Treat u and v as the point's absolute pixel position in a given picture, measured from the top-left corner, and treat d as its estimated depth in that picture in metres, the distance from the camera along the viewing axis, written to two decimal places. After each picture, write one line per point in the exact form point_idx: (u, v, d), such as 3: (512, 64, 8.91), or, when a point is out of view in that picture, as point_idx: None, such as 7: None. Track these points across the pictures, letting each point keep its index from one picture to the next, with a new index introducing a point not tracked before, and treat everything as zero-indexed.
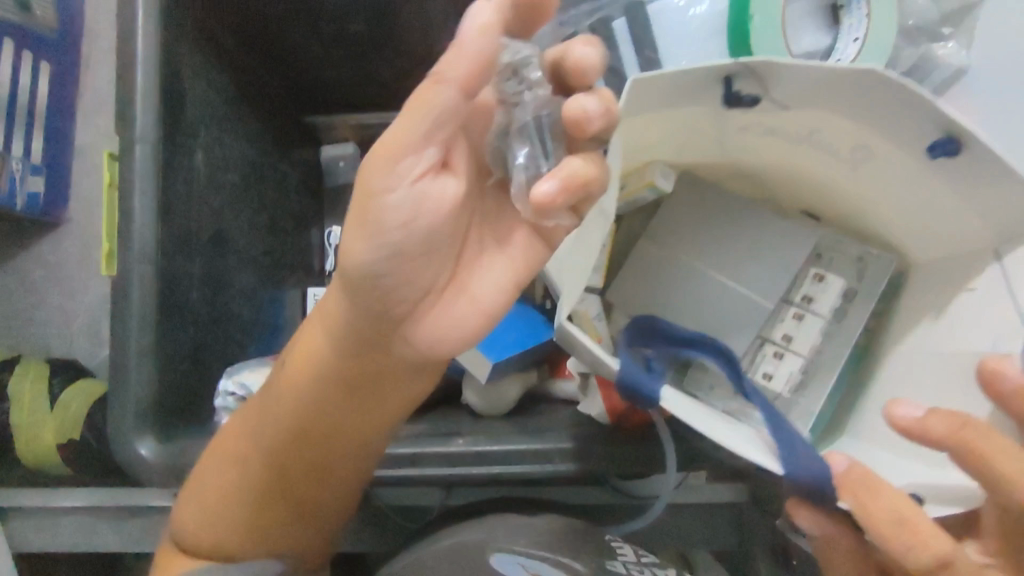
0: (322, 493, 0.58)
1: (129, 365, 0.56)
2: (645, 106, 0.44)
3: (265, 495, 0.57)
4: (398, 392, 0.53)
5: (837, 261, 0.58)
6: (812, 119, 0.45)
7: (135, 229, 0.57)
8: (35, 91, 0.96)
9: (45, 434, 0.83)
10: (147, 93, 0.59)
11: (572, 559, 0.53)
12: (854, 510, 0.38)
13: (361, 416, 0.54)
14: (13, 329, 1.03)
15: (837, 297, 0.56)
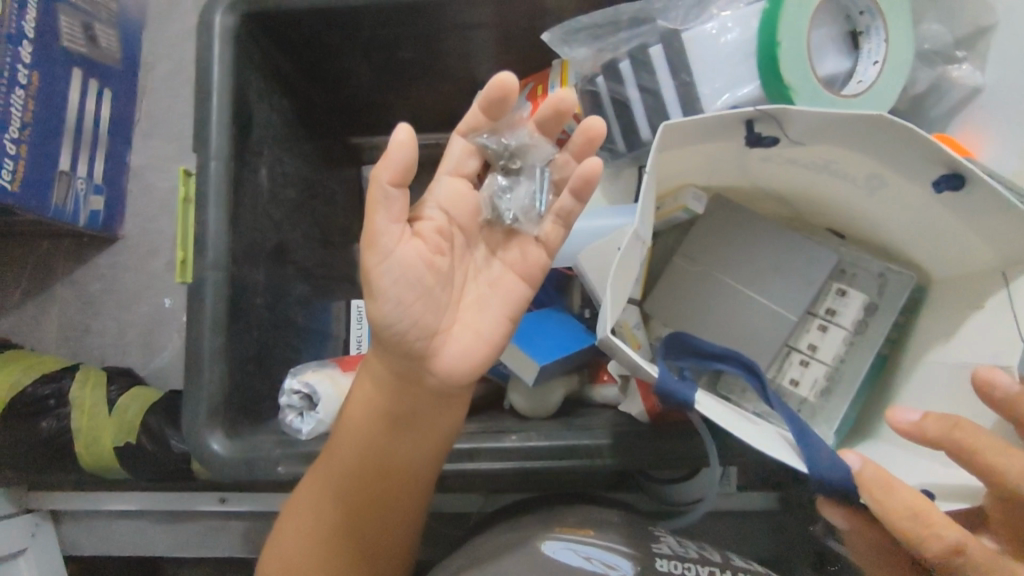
0: (394, 518, 0.60)
1: (204, 363, 0.60)
2: (676, 142, 0.48)
3: (337, 539, 0.58)
4: (437, 427, 0.56)
5: (860, 277, 0.59)
6: (831, 153, 0.48)
7: (210, 238, 0.62)
8: (100, 116, 1.03)
9: (105, 437, 0.88)
10: (221, 115, 0.65)
11: (619, 543, 0.57)
12: (871, 506, 0.41)
13: (407, 450, 0.57)
14: (70, 340, 1.08)
15: (859, 311, 0.57)
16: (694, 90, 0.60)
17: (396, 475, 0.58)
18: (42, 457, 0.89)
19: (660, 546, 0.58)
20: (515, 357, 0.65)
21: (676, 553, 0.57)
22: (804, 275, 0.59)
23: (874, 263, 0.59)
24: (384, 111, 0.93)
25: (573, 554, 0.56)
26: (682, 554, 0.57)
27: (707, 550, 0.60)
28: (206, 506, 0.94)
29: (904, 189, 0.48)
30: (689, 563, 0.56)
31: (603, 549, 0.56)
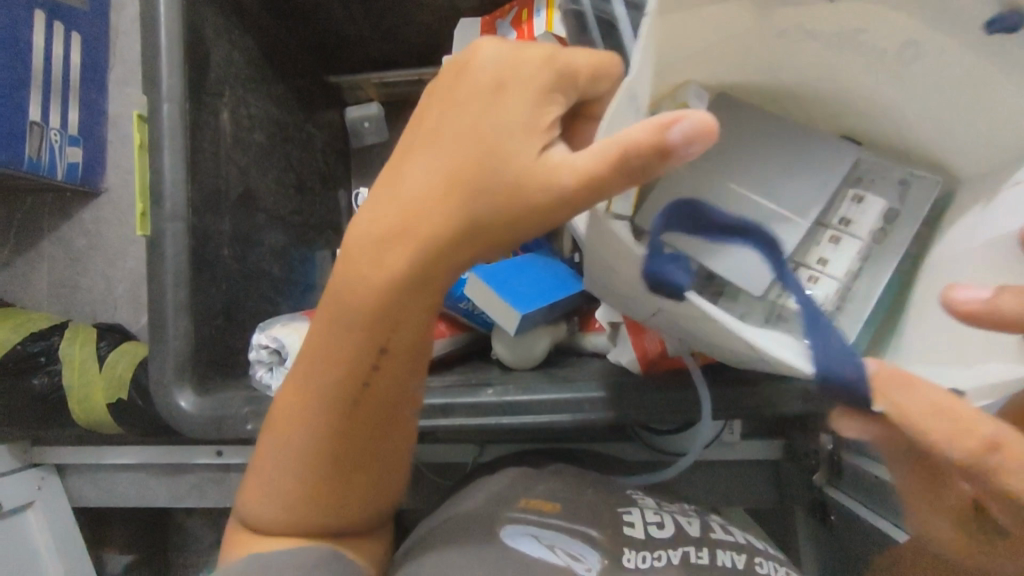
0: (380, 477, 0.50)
1: (168, 319, 0.57)
2: (676, 2, 0.40)
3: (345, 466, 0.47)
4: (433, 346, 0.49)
5: (878, 183, 0.51)
6: (860, 12, 0.42)
7: (167, 187, 0.58)
8: (69, 62, 0.98)
9: (96, 394, 0.87)
10: (172, 52, 0.59)
11: (587, 527, 0.52)
12: (891, 415, 0.32)
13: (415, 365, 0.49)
14: (61, 296, 1.07)
15: (877, 219, 0.49)
16: None
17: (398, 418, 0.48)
18: (36, 413, 0.88)
19: (632, 525, 0.53)
20: (493, 306, 0.61)
21: (649, 538, 0.52)
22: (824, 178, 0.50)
23: (897, 170, 0.51)
24: (364, 44, 0.88)
25: (533, 541, 0.51)
26: (656, 535, 0.52)
27: (686, 521, 0.55)
28: (204, 459, 0.94)
29: (940, 55, 0.42)
30: (661, 550, 0.51)
31: (568, 535, 0.52)
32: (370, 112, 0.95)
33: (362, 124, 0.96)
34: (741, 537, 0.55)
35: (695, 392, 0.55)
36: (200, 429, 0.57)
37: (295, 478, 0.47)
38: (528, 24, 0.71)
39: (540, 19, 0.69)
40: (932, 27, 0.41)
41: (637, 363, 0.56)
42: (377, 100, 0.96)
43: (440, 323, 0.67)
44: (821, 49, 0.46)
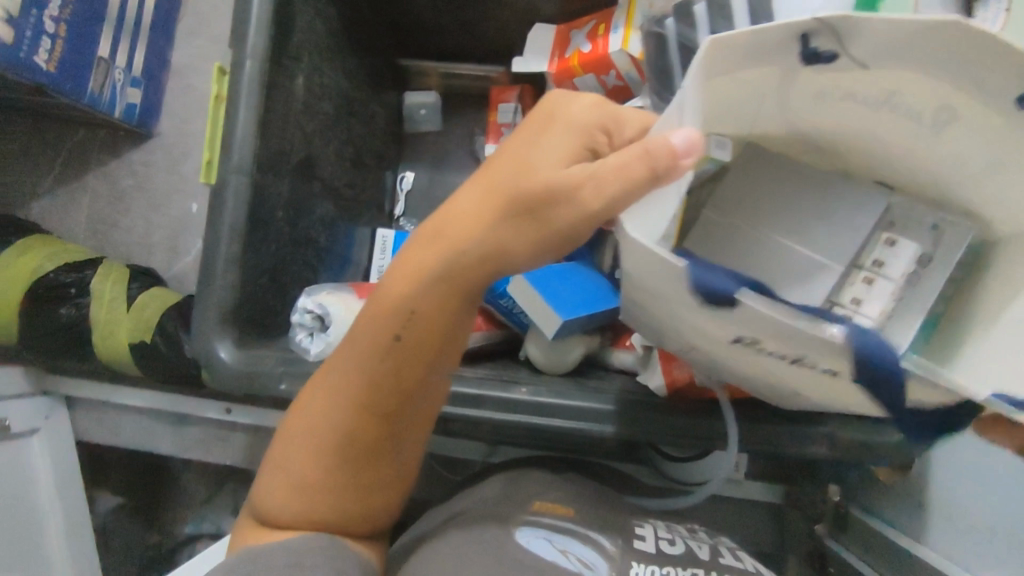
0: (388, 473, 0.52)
1: (218, 269, 0.58)
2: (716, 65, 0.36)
3: (347, 453, 0.49)
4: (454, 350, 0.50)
5: (910, 227, 0.47)
6: (894, 79, 0.36)
7: (238, 141, 0.60)
8: (143, 6, 0.99)
9: (121, 332, 0.88)
10: (264, 12, 0.61)
11: (599, 535, 0.53)
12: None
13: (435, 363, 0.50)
14: (98, 232, 1.08)
15: (910, 264, 0.45)
16: None
17: (414, 413, 0.50)
18: (60, 342, 0.90)
19: (643, 539, 0.53)
20: (537, 309, 0.63)
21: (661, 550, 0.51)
22: (847, 220, 0.47)
23: (928, 214, 0.46)
24: (438, 36, 0.90)
25: (548, 544, 0.51)
26: (667, 550, 0.51)
27: (697, 543, 0.53)
28: (214, 414, 0.95)
29: (981, 122, 0.37)
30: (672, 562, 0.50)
31: (578, 541, 0.52)
32: (427, 100, 0.98)
33: (418, 109, 0.99)
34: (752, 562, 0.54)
35: (721, 422, 0.55)
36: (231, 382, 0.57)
37: (303, 469, 0.49)
38: (604, 39, 0.72)
39: (618, 35, 0.71)
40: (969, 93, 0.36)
41: (663, 386, 0.57)
42: (436, 90, 0.98)
43: None
44: (856, 107, 0.40)
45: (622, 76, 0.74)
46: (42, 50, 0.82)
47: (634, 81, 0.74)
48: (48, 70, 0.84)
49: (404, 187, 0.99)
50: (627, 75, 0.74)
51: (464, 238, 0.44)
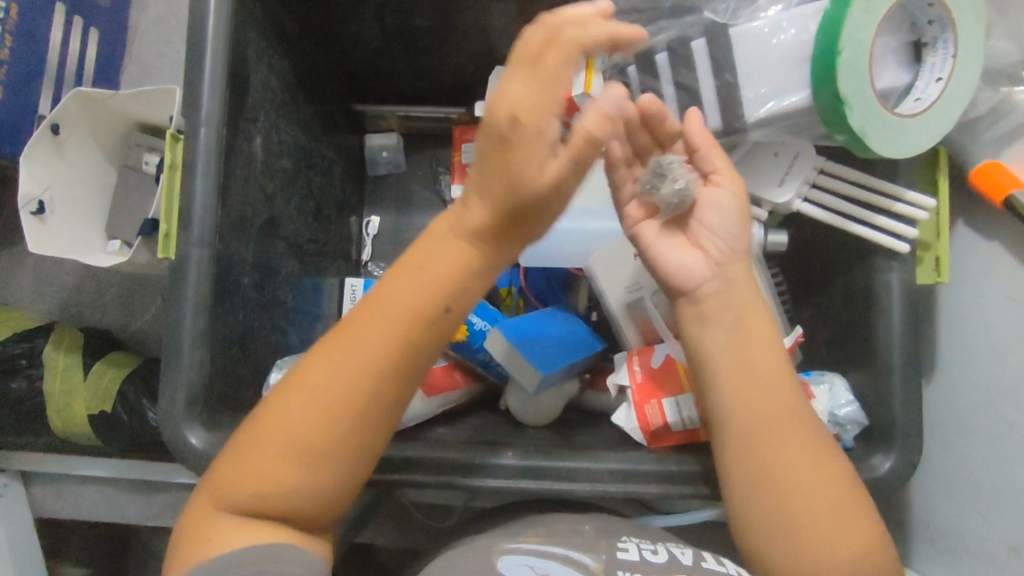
0: (314, 432, 0.45)
1: (184, 349, 0.56)
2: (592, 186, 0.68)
3: (287, 449, 0.45)
4: (428, 288, 0.45)
5: (802, 160, 0.59)
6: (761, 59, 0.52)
7: (197, 213, 0.57)
8: (80, 57, 0.95)
9: (77, 403, 0.85)
10: (214, 78, 0.59)
11: (582, 555, 0.53)
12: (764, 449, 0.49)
13: (412, 314, 0.45)
14: (28, 282, 0.98)
15: (809, 183, 0.59)
16: (738, 93, 0.53)
17: (382, 409, 0.46)
18: (16, 417, 0.86)
19: (626, 551, 0.53)
20: (516, 364, 0.63)
21: (644, 561, 0.51)
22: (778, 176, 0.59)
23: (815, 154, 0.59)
24: (394, 79, 0.86)
25: (528, 571, 0.51)
26: (651, 560, 0.51)
27: (680, 550, 0.53)
28: (184, 478, 0.93)
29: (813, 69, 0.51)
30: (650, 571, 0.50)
31: (563, 561, 0.52)
32: (390, 142, 0.95)
33: (381, 152, 0.96)
34: (732, 566, 0.52)
35: (699, 464, 0.55)
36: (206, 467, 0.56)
37: (265, 460, 0.45)
38: None
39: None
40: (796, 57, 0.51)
41: (640, 432, 0.58)
42: (398, 132, 0.96)
43: (455, 372, 0.67)
44: (758, 57, 0.52)
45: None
46: None
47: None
48: None
49: (371, 232, 0.96)
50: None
51: (423, 297, 0.45)
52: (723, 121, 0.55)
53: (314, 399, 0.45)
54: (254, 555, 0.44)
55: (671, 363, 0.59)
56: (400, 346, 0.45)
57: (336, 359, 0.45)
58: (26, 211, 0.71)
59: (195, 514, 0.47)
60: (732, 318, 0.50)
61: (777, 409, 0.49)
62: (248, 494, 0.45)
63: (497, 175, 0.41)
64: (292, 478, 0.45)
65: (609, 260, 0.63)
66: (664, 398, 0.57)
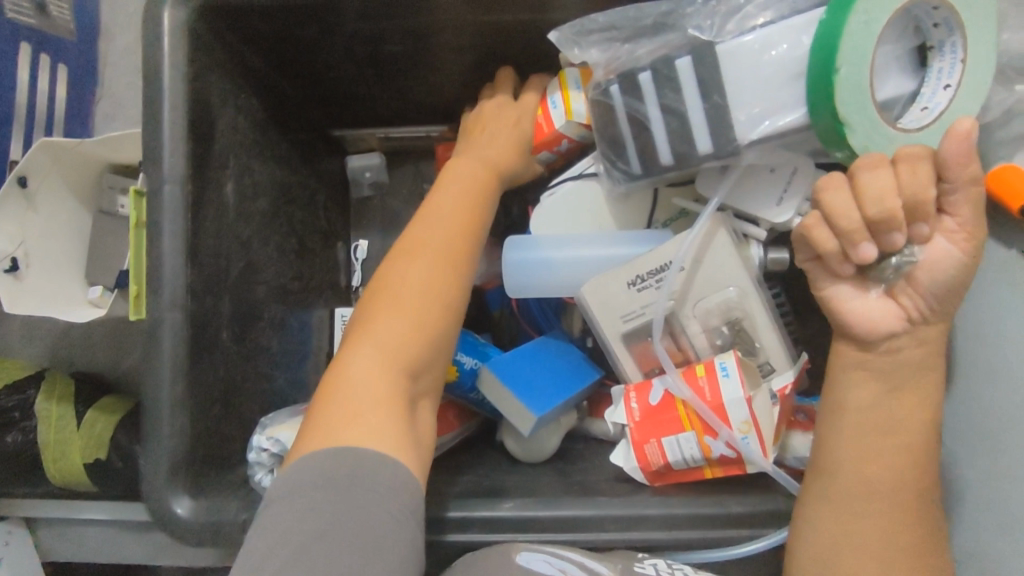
0: (404, 328, 0.51)
1: (162, 416, 0.54)
2: (580, 211, 0.65)
3: (384, 350, 0.49)
4: (462, 203, 0.58)
5: (799, 178, 0.55)
6: (753, 76, 0.48)
7: (167, 272, 0.55)
8: (52, 96, 0.93)
9: (72, 453, 0.83)
10: (175, 128, 0.56)
11: (597, 563, 0.50)
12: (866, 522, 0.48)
13: (455, 223, 0.56)
14: (17, 328, 0.97)
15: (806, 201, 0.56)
16: (727, 115, 0.50)
17: (452, 300, 0.54)
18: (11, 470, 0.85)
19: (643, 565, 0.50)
20: (510, 407, 0.60)
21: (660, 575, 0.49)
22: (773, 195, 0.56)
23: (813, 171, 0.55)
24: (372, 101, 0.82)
25: (546, 564, 0.48)
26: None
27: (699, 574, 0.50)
28: None
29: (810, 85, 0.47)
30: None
31: (579, 564, 0.49)
32: (372, 162, 0.91)
33: (363, 173, 0.91)
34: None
35: (704, 506, 0.52)
36: (194, 537, 0.54)
37: (367, 365, 0.49)
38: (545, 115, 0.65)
39: (558, 108, 0.64)
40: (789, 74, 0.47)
41: (642, 472, 0.56)
42: (379, 151, 0.92)
43: (448, 412, 0.65)
44: (749, 75, 0.48)
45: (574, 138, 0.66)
46: None
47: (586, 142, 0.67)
48: None
49: (360, 256, 0.92)
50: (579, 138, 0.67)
51: (457, 212, 0.57)
52: (714, 144, 0.51)
53: (408, 281, 0.52)
54: (374, 462, 0.43)
55: (669, 399, 0.56)
56: (452, 243, 0.55)
57: (421, 249, 0.54)
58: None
59: (308, 435, 0.46)
60: (892, 383, 0.48)
61: (890, 481, 0.48)
62: (358, 399, 0.47)
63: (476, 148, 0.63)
64: (404, 361, 0.50)
65: (605, 291, 0.60)
66: (664, 436, 0.54)
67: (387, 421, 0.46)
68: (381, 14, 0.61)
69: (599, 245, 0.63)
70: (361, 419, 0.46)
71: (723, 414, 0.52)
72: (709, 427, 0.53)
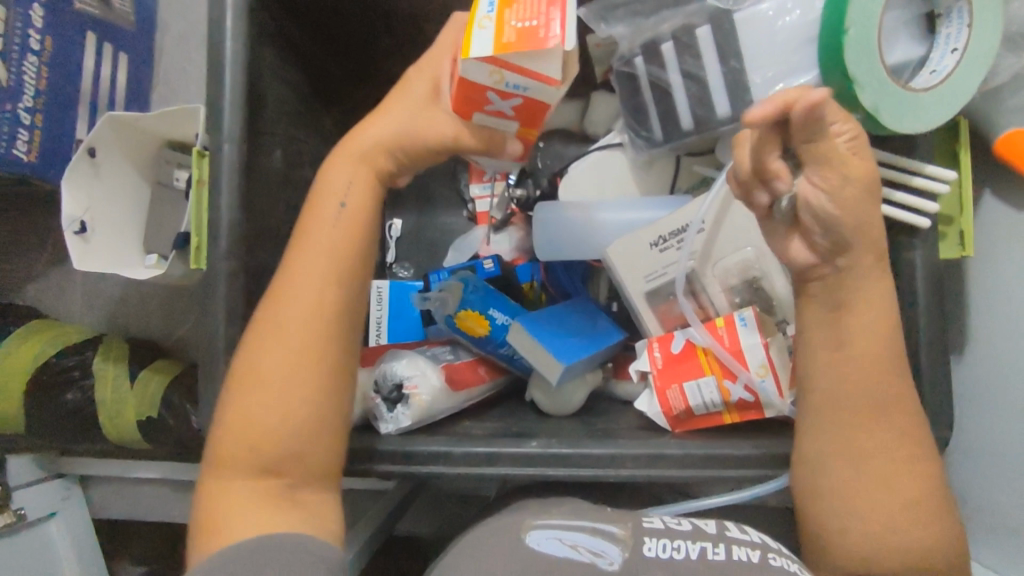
0: (267, 404, 0.52)
1: (218, 356, 0.59)
2: (605, 180, 0.69)
3: (254, 428, 0.52)
4: (319, 252, 0.55)
5: None
6: (766, 41, 0.52)
7: (224, 226, 0.60)
8: (114, 81, 1.00)
9: (127, 411, 0.89)
10: (233, 95, 0.61)
11: (607, 524, 0.50)
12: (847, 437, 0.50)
13: (311, 277, 0.54)
14: (78, 297, 1.04)
15: None
16: (744, 79, 0.54)
17: (317, 361, 0.53)
18: (71, 426, 0.92)
19: (652, 521, 0.51)
20: (539, 357, 0.64)
21: (669, 529, 0.50)
22: None
23: None
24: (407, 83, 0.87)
25: (557, 542, 0.48)
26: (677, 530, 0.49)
27: (704, 522, 0.51)
28: None
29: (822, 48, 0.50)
30: (682, 543, 0.48)
31: (589, 533, 0.49)
32: None
33: None
34: (757, 533, 0.50)
35: (723, 446, 0.56)
36: None
37: (235, 447, 0.52)
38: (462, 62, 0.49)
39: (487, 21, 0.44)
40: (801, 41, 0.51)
41: (664, 417, 0.59)
42: None
43: (479, 367, 0.69)
44: (764, 40, 0.52)
45: (507, 94, 0.47)
46: (21, 142, 0.84)
47: (530, 88, 0.46)
48: (29, 161, 0.86)
49: (394, 233, 0.97)
50: (511, 87, 0.46)
51: (313, 261, 0.55)
52: (731, 106, 0.54)
53: (275, 331, 0.53)
54: (255, 546, 0.46)
55: (690, 348, 0.59)
56: (306, 301, 0.54)
57: (287, 298, 0.54)
58: (69, 231, 0.75)
59: (210, 494, 0.51)
60: (836, 300, 0.48)
61: (857, 394, 0.49)
62: (257, 434, 0.51)
63: (340, 164, 0.57)
64: (293, 394, 0.52)
65: (632, 249, 0.64)
66: (685, 381, 0.58)
67: (268, 500, 0.50)
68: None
69: (627, 208, 0.66)
70: (244, 501, 0.50)
71: (743, 359, 0.56)
72: (729, 371, 0.57)
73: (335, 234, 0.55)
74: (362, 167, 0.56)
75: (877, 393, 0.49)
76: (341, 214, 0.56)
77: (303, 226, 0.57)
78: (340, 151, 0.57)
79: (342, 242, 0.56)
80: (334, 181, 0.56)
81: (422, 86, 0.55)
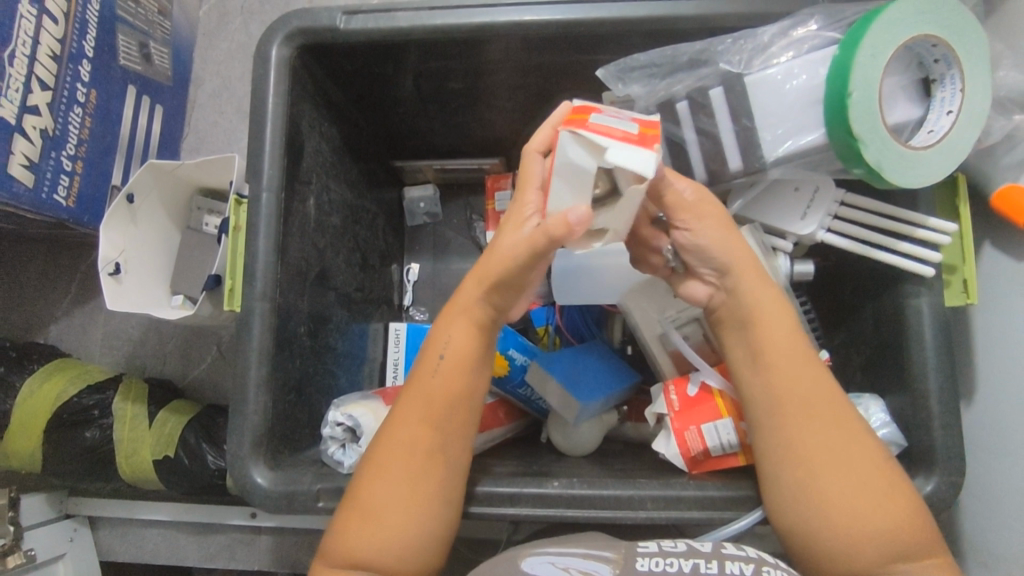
0: (398, 493, 0.53)
1: (249, 393, 0.61)
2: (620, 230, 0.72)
3: (377, 506, 0.53)
4: (458, 369, 0.56)
5: (822, 194, 0.62)
6: (774, 103, 0.57)
7: (260, 267, 0.63)
8: (150, 131, 1.05)
9: (143, 450, 0.90)
10: (273, 145, 0.65)
11: (602, 549, 0.44)
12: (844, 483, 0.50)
13: (452, 384, 0.56)
14: (99, 337, 1.06)
15: (827, 215, 0.62)
16: (755, 136, 0.58)
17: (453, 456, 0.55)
18: (86, 464, 0.92)
19: (645, 543, 0.44)
20: (558, 397, 0.65)
21: (663, 549, 0.44)
22: (796, 209, 0.63)
23: (834, 188, 0.62)
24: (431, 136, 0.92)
25: (550, 567, 0.42)
26: (671, 547, 0.44)
27: (699, 542, 0.45)
28: (239, 519, 0.98)
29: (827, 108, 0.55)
30: (674, 558, 0.42)
31: (583, 556, 0.43)
32: (426, 193, 1.01)
33: (418, 204, 1.01)
34: (752, 548, 0.44)
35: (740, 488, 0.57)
36: (271, 504, 0.60)
37: (358, 516, 0.53)
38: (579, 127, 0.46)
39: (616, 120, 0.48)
40: (806, 102, 0.56)
41: (682, 458, 0.60)
42: (434, 183, 1.01)
43: (499, 410, 0.71)
44: (772, 103, 0.57)
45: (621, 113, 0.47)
46: (60, 189, 0.88)
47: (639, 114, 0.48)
48: (66, 206, 0.90)
49: (412, 278, 1.01)
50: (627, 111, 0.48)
51: (452, 375, 0.56)
52: (743, 162, 0.59)
53: (407, 425, 0.55)
54: None
55: (706, 391, 0.61)
56: (451, 406, 0.56)
57: (432, 392, 0.56)
58: (104, 272, 0.78)
59: (329, 553, 0.53)
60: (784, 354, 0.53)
61: (835, 443, 0.51)
62: (385, 524, 0.52)
63: (456, 309, 0.57)
64: (406, 513, 0.52)
65: (645, 292, 0.67)
66: (703, 423, 0.59)
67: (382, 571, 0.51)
68: (441, 56, 0.71)
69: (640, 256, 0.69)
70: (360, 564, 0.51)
71: None
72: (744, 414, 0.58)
73: (461, 368, 0.56)
74: (472, 325, 0.56)
75: (830, 422, 0.51)
76: (463, 348, 0.56)
77: (432, 344, 0.58)
78: (452, 302, 0.57)
79: (477, 360, 0.57)
80: (452, 327, 0.57)
81: (530, 196, 0.52)
